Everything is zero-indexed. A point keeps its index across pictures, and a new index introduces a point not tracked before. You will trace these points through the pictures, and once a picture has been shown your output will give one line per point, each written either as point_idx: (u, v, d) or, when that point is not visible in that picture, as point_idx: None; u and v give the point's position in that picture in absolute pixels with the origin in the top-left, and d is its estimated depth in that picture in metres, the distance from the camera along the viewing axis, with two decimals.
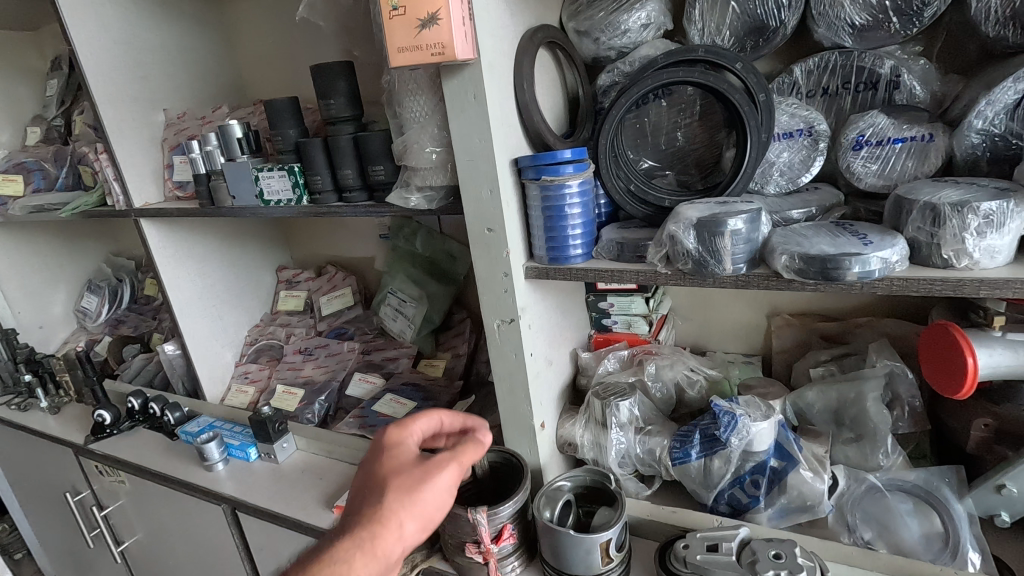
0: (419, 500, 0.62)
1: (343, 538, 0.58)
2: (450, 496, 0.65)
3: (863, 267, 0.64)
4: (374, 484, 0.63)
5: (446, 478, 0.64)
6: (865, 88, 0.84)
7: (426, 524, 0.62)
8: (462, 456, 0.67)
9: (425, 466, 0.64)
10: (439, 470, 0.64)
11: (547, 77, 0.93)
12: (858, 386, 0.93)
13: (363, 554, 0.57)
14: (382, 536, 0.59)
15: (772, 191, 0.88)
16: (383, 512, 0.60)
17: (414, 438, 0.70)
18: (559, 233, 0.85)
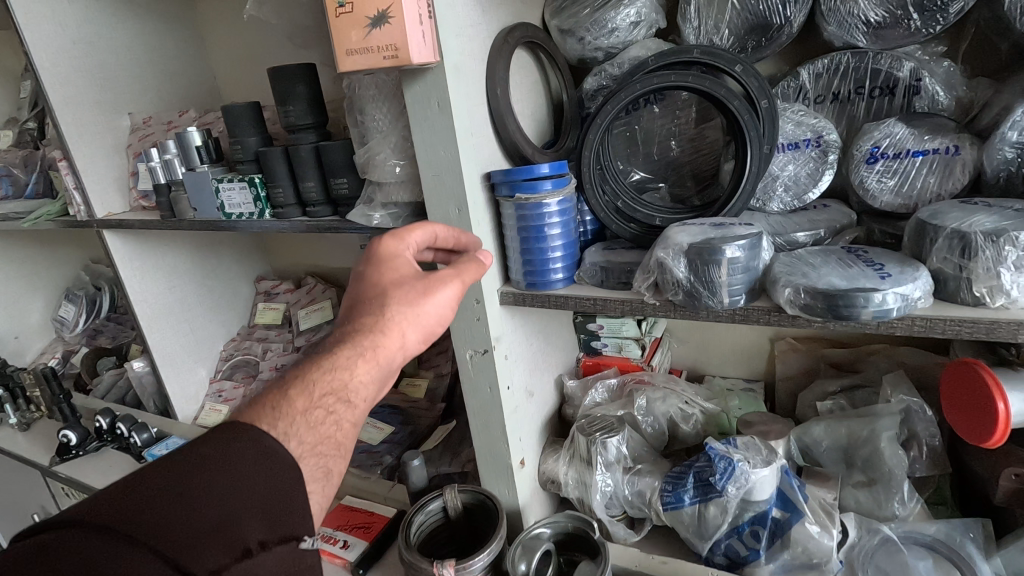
0: (419, 313, 0.61)
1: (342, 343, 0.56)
2: (450, 309, 0.64)
3: (879, 305, 0.55)
4: (375, 292, 0.61)
5: (447, 295, 0.63)
6: (881, 94, 0.75)
7: (426, 335, 0.62)
8: (464, 275, 0.65)
9: (427, 281, 0.63)
10: (443, 287, 0.63)
11: (526, 81, 0.84)
12: (870, 424, 0.84)
13: (364, 361, 0.55)
14: (386, 347, 0.57)
15: (776, 208, 0.79)
16: (387, 320, 0.58)
17: (412, 245, 0.67)
18: (536, 256, 0.76)
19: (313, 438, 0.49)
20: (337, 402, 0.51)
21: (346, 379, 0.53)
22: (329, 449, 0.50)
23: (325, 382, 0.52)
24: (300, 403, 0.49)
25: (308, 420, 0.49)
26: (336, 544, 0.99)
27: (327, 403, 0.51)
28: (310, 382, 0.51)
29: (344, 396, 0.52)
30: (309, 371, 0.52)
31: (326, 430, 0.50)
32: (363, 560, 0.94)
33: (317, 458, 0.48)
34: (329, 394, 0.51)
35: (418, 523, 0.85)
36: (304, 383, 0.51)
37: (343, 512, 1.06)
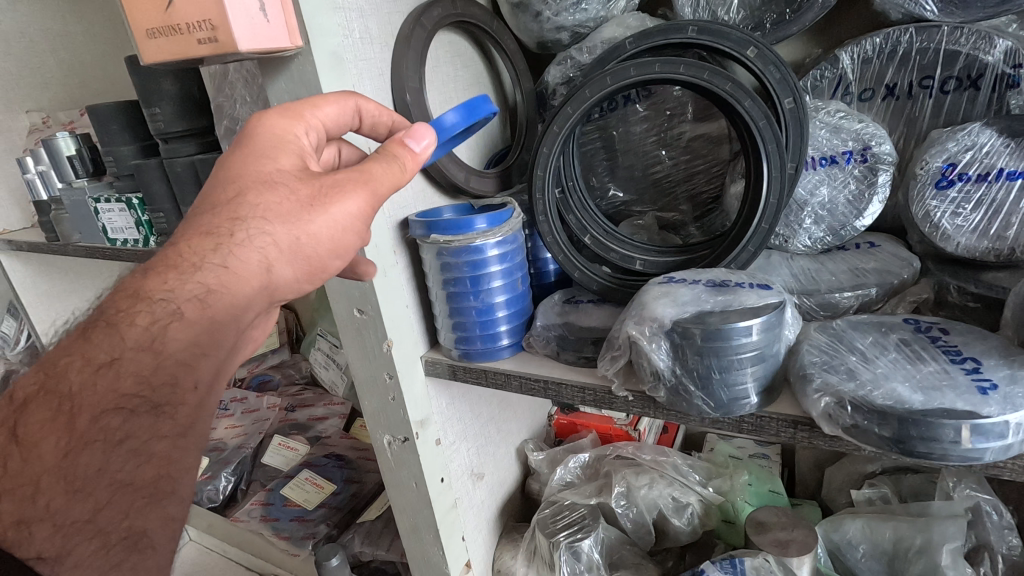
0: (310, 239, 0.37)
1: (145, 295, 0.33)
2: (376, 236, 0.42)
3: (979, 440, 0.34)
4: (219, 199, 0.36)
5: (360, 206, 0.39)
6: (957, 87, 0.52)
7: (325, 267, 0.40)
8: (380, 184, 0.40)
9: (324, 179, 0.38)
10: (351, 198, 0.39)
11: (461, 74, 0.66)
12: (926, 530, 0.62)
13: (184, 329, 0.33)
14: (236, 303, 0.35)
15: (802, 247, 0.57)
16: (246, 253, 0.35)
17: (313, 134, 0.42)
18: (470, 319, 0.55)
19: (87, 509, 0.29)
20: (131, 417, 0.31)
21: (150, 371, 0.32)
22: (125, 514, 0.31)
23: (102, 392, 0.30)
24: (49, 452, 0.29)
25: (65, 470, 0.29)
26: None
27: (114, 429, 0.31)
28: (71, 399, 0.30)
29: (153, 400, 0.32)
30: (67, 364, 0.31)
31: (115, 473, 0.31)
32: None
33: (100, 536, 0.30)
34: (108, 405, 0.30)
35: None
36: (60, 399, 0.30)
37: None
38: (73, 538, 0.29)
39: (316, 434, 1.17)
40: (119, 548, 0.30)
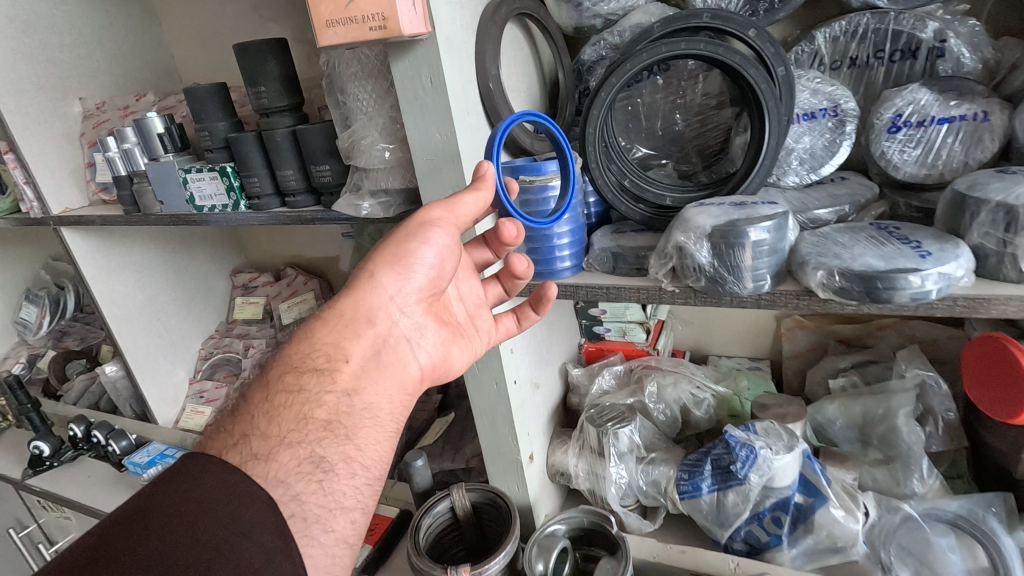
0: (394, 258, 0.58)
1: (313, 322, 0.56)
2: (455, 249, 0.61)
3: (919, 288, 0.52)
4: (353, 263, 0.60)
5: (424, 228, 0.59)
6: (902, 57, 0.70)
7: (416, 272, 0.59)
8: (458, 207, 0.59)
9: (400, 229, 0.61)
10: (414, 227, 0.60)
11: (521, 53, 0.79)
12: (886, 401, 0.81)
13: (328, 328, 0.55)
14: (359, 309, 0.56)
15: (792, 183, 0.75)
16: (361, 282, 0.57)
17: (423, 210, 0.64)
18: (542, 244, 0.71)
19: (285, 432, 0.47)
20: (305, 377, 0.51)
21: (310, 351, 0.54)
22: (310, 437, 0.48)
23: (287, 368, 0.52)
24: (258, 402, 0.50)
25: (270, 407, 0.49)
26: None
27: (297, 385, 0.51)
28: (273, 376, 0.52)
29: (316, 369, 0.52)
30: (273, 365, 0.53)
31: (301, 413, 0.49)
32: (368, 566, 0.90)
33: (291, 450, 0.47)
34: (292, 374, 0.51)
35: (428, 526, 0.82)
36: (266, 378, 0.52)
37: None
38: (278, 448, 0.46)
39: None
40: (308, 462, 0.47)
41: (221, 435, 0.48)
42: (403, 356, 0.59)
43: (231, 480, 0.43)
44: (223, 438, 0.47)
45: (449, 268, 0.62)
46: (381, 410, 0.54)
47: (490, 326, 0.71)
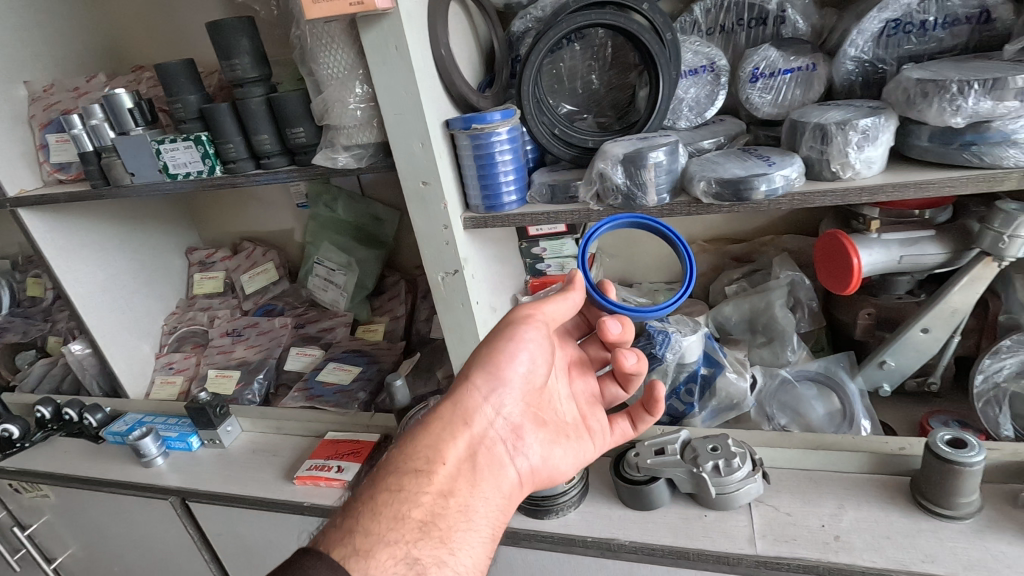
0: (486, 366, 0.69)
1: (422, 424, 0.67)
2: (537, 347, 0.72)
3: (768, 185, 0.73)
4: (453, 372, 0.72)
5: (509, 332, 0.71)
6: (757, 24, 0.92)
7: (506, 378, 0.70)
8: (539, 314, 0.73)
9: (488, 336, 0.73)
10: (498, 333, 0.71)
11: (463, 26, 0.94)
12: (765, 296, 1.04)
13: (432, 431, 0.66)
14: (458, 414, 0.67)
15: (684, 126, 0.95)
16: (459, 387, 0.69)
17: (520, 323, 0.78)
18: (492, 181, 0.87)
19: (390, 528, 0.56)
20: (413, 477, 0.61)
21: (414, 453, 0.64)
22: (412, 533, 0.56)
23: (401, 465, 0.62)
24: (367, 495, 0.59)
25: (376, 502, 0.58)
26: (331, 470, 1.08)
27: (403, 485, 0.60)
28: (386, 471, 0.62)
29: (421, 470, 0.62)
30: (386, 460, 0.64)
31: (408, 512, 0.58)
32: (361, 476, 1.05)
33: (390, 549, 0.54)
34: (401, 473, 0.61)
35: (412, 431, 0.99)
36: (379, 473, 0.62)
37: (330, 444, 1.14)
38: (379, 543, 0.54)
39: (326, 342, 1.42)
40: (404, 560, 0.54)
41: (332, 522, 0.57)
42: (493, 459, 0.68)
43: (343, 572, 0.50)
44: (333, 526, 0.56)
45: (530, 369, 0.72)
46: (474, 513, 0.62)
47: (602, 427, 0.83)
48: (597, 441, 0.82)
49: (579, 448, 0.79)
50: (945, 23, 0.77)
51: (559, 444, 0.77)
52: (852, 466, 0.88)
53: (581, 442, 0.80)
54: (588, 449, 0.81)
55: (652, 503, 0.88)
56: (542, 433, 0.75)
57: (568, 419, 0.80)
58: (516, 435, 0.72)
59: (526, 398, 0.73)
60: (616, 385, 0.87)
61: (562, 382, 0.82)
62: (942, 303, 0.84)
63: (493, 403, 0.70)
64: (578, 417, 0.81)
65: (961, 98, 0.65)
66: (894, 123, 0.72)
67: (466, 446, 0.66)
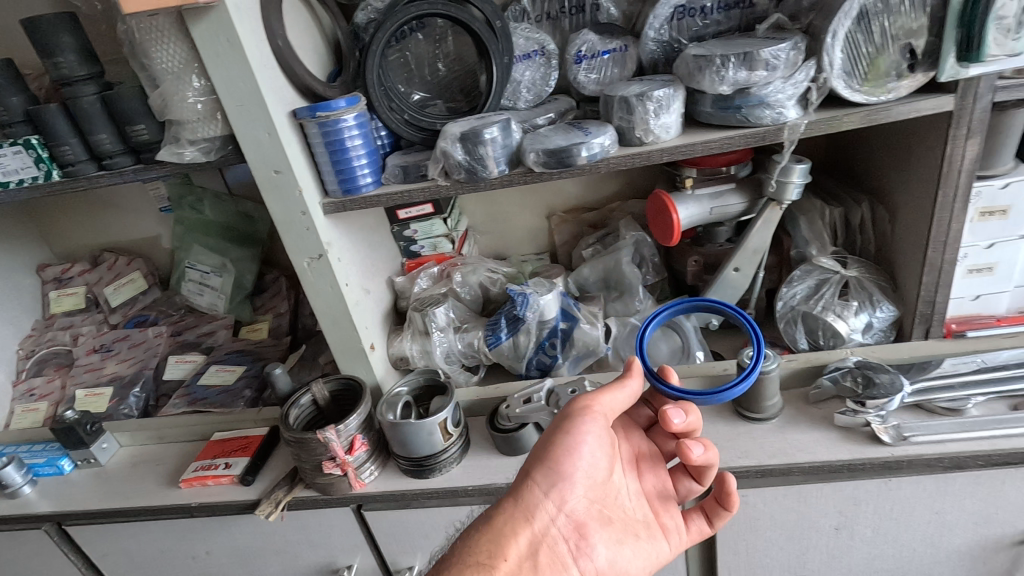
0: (547, 463, 0.76)
1: (484, 522, 0.73)
2: (596, 440, 0.78)
3: (588, 151, 0.84)
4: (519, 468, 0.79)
5: (567, 426, 0.77)
6: (577, 12, 1.03)
7: (565, 472, 0.76)
8: (597, 404, 0.78)
9: (551, 430, 0.79)
10: (560, 427, 0.78)
11: (303, 18, 0.97)
12: (615, 255, 1.17)
13: (494, 530, 0.72)
14: (519, 510, 0.73)
15: (524, 106, 1.04)
16: (521, 484, 0.76)
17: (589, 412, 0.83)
18: (346, 166, 0.91)
19: None
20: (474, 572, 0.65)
21: (477, 550, 0.69)
22: None
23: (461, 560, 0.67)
24: None
25: None
26: (218, 467, 1.07)
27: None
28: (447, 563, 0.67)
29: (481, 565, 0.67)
30: (446, 555, 0.69)
31: None
32: (250, 469, 1.05)
33: None
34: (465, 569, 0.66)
35: (295, 416, 1.00)
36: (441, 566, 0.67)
37: (216, 444, 1.14)
38: None
39: (207, 347, 1.39)
40: None
41: None
42: (553, 559, 0.73)
43: None
44: None
45: (590, 464, 0.78)
46: None
47: (676, 523, 0.85)
48: (671, 540, 0.84)
49: (650, 548, 0.82)
50: (720, 8, 0.92)
51: (627, 544, 0.80)
52: (690, 391, 1.02)
53: (649, 540, 0.82)
54: (658, 548, 0.83)
55: (523, 447, 0.98)
56: (608, 533, 0.80)
57: (638, 518, 0.84)
58: (579, 535, 0.77)
59: (587, 493, 0.79)
60: (688, 478, 0.87)
61: (631, 478, 0.86)
62: (746, 244, 1.00)
63: (553, 498, 0.76)
64: (651, 515, 0.85)
65: (724, 70, 0.79)
66: (682, 93, 0.85)
67: (528, 544, 0.72)
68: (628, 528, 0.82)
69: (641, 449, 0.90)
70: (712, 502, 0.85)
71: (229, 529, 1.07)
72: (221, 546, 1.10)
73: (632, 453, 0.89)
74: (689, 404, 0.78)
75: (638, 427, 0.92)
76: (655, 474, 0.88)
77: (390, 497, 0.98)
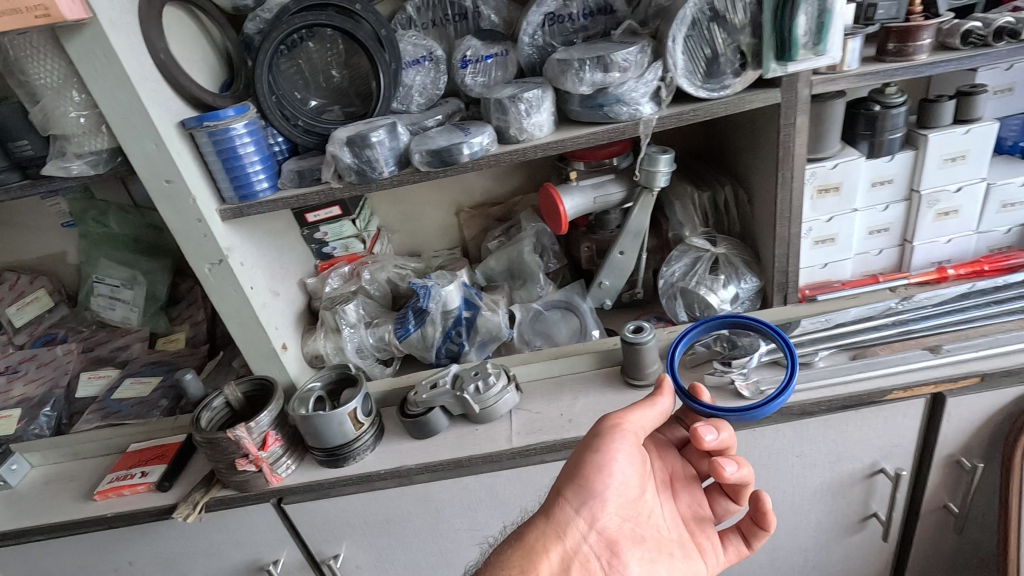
0: (577, 480, 0.79)
1: (517, 539, 0.76)
2: (627, 459, 0.79)
3: (470, 149, 0.91)
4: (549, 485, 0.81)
5: (597, 445, 0.79)
6: (460, 19, 1.09)
7: (596, 489, 0.78)
8: (628, 423, 0.80)
9: (582, 448, 0.81)
10: (591, 446, 0.79)
11: (190, 30, 0.99)
12: (517, 246, 1.25)
13: (528, 546, 0.74)
14: (550, 526, 0.76)
15: (417, 108, 1.10)
16: (554, 501, 0.78)
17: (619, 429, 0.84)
18: (240, 173, 0.94)
19: None
20: None
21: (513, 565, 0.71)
22: None
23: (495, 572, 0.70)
24: None
25: None
26: (134, 476, 1.08)
27: None
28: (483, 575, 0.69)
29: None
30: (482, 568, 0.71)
31: None
32: (166, 475, 1.07)
33: None
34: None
35: (207, 419, 1.02)
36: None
37: (132, 455, 1.14)
38: None
39: (122, 361, 1.37)
40: None
41: None
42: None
43: None
44: None
45: (621, 483, 0.80)
46: None
47: (711, 544, 0.90)
48: (707, 559, 0.89)
49: (686, 567, 0.85)
50: (586, 14, 1.01)
51: (661, 561, 0.83)
52: (587, 366, 1.11)
53: (683, 560, 0.86)
54: (694, 567, 0.87)
55: (432, 430, 1.04)
56: (643, 551, 0.82)
57: (672, 538, 0.87)
58: (614, 553, 0.79)
59: (620, 510, 0.81)
60: (724, 498, 0.93)
61: (665, 498, 0.90)
62: (628, 229, 1.09)
63: (585, 515, 0.78)
64: (685, 534, 0.89)
65: (582, 72, 0.88)
66: (551, 94, 0.93)
67: (561, 560, 0.74)
68: (665, 546, 0.85)
69: (675, 469, 0.93)
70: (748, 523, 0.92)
71: (150, 536, 1.08)
72: (144, 554, 1.11)
73: (666, 474, 0.92)
74: (720, 422, 0.81)
75: (671, 446, 0.94)
76: (689, 494, 0.92)
77: (307, 488, 1.03)
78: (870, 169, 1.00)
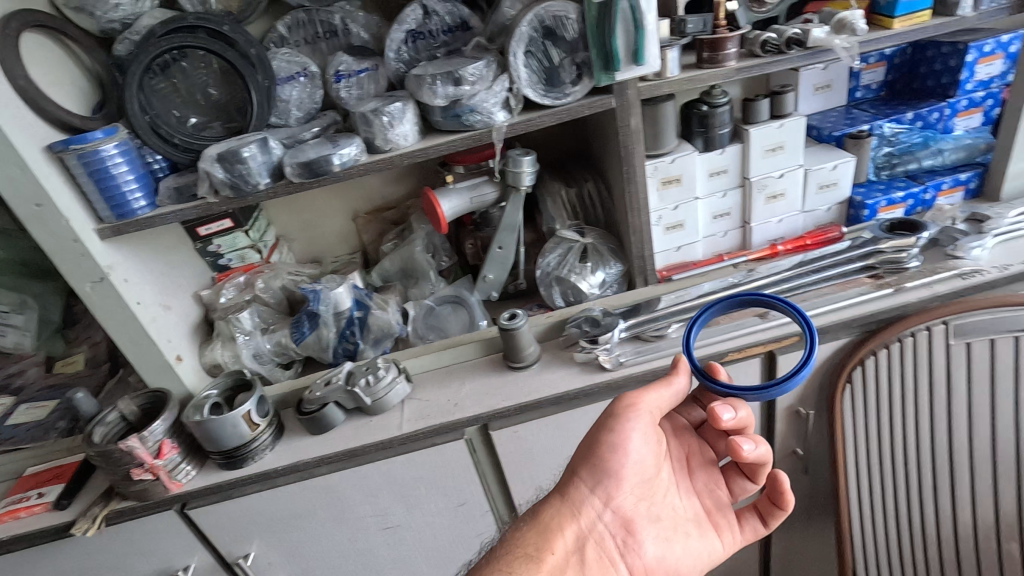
0: (591, 461, 0.86)
1: (535, 516, 0.86)
2: (641, 437, 0.86)
3: (340, 159, 0.97)
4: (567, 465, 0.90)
5: (611, 425, 0.86)
6: (332, 36, 1.16)
7: (610, 469, 0.86)
8: (641, 403, 0.85)
9: (599, 429, 0.88)
10: (606, 426, 0.86)
11: (55, 55, 1.01)
12: (409, 247, 1.32)
13: (545, 523, 0.84)
14: (564, 504, 0.85)
15: (296, 121, 1.15)
16: (569, 479, 0.87)
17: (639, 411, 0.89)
18: (115, 192, 0.97)
19: None
20: (524, 558, 0.78)
21: (530, 540, 0.82)
22: None
23: (511, 547, 0.81)
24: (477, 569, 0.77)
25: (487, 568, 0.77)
26: (30, 498, 1.09)
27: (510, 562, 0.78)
28: (501, 548, 0.81)
29: (529, 552, 0.80)
30: (502, 541, 0.83)
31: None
32: (64, 494, 1.09)
33: None
34: (519, 554, 0.79)
35: (101, 434, 1.05)
36: (495, 551, 0.81)
37: (29, 479, 1.15)
38: None
39: (16, 387, 1.35)
40: None
41: None
42: (601, 550, 0.83)
43: None
44: None
45: (637, 461, 0.86)
46: None
47: (729, 524, 0.93)
48: (724, 538, 0.92)
49: (701, 546, 0.90)
50: (445, 31, 1.10)
51: (676, 540, 0.88)
52: (473, 354, 1.20)
53: (700, 539, 0.90)
54: (710, 545, 0.90)
55: (327, 425, 1.10)
56: (658, 529, 0.88)
57: (688, 518, 0.91)
58: (628, 530, 0.86)
59: (636, 490, 0.88)
60: (741, 478, 0.94)
61: (683, 478, 0.93)
62: (503, 225, 1.19)
63: (599, 495, 0.86)
64: (704, 512, 0.93)
65: (435, 86, 0.97)
66: (412, 105, 1.01)
67: (575, 536, 0.83)
68: (682, 524, 0.90)
69: (693, 449, 0.96)
70: (765, 504, 0.93)
71: (51, 555, 1.09)
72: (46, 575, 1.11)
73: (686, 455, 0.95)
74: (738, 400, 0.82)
75: (689, 426, 0.97)
76: (706, 474, 0.95)
77: (208, 490, 1.07)
78: (705, 161, 1.14)
